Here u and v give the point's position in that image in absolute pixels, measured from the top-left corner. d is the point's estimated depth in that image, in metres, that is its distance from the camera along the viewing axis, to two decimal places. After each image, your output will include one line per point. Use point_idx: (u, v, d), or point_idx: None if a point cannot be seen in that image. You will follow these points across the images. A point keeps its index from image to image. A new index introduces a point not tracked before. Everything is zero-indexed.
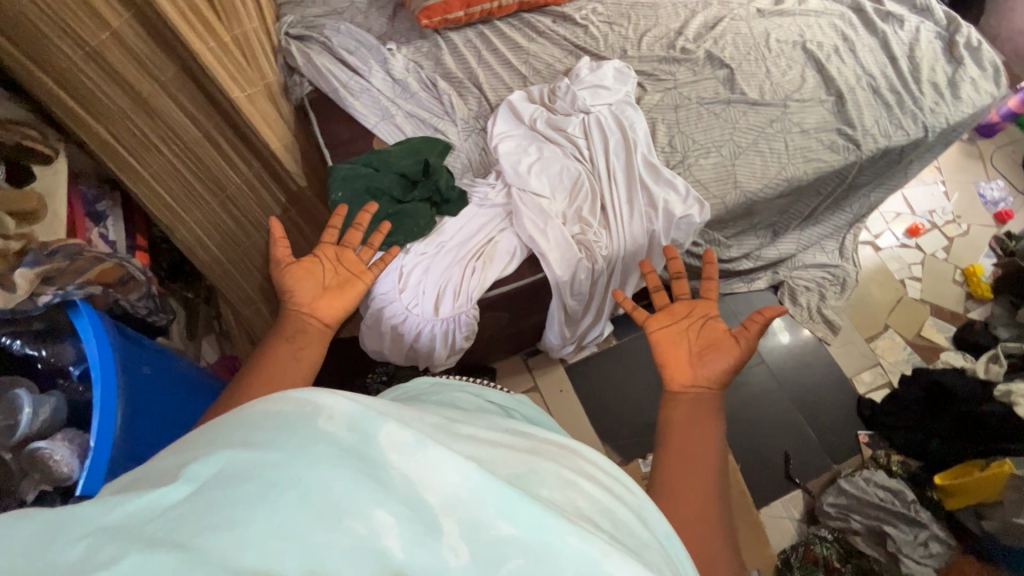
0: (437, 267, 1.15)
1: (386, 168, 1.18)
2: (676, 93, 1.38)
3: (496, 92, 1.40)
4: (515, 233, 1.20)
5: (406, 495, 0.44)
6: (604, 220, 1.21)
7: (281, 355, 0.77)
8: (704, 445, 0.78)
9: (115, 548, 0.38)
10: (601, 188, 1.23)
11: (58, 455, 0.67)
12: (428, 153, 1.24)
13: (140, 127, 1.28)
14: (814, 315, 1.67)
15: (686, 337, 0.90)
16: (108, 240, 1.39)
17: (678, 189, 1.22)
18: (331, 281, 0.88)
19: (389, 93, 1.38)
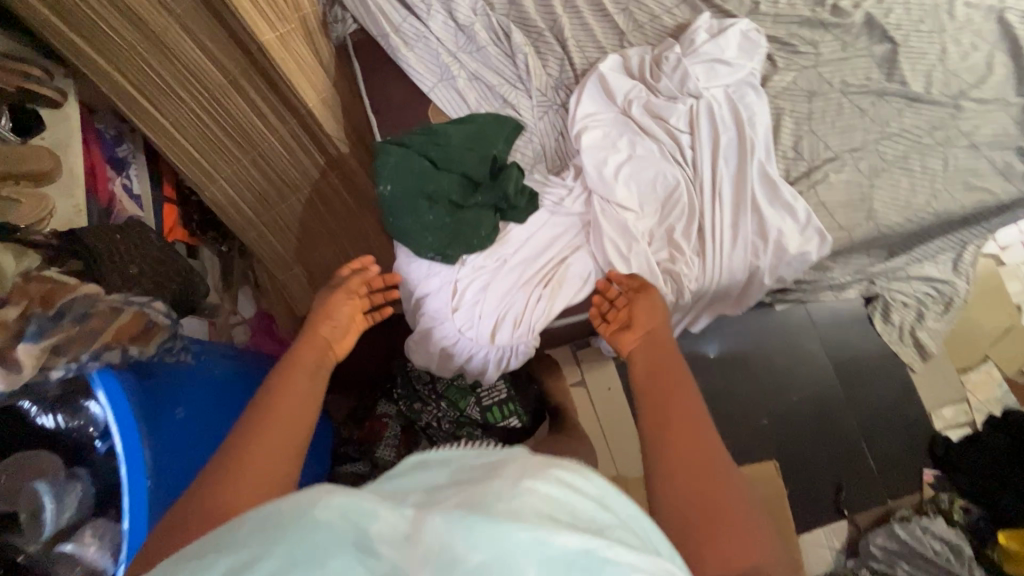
0: (496, 287, 1.00)
1: (447, 163, 0.98)
2: (814, 75, 1.08)
3: (583, 53, 1.11)
4: (592, 252, 1.01)
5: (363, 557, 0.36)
6: (699, 245, 1.01)
7: (301, 367, 0.74)
8: (678, 386, 0.70)
9: None
10: (701, 204, 1.01)
11: (89, 557, 0.65)
12: (495, 140, 1.02)
13: (156, 69, 1.09)
14: (904, 337, 1.45)
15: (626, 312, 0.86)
16: (132, 193, 1.26)
17: (797, 216, 1.00)
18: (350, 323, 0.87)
19: (450, 43, 1.11)
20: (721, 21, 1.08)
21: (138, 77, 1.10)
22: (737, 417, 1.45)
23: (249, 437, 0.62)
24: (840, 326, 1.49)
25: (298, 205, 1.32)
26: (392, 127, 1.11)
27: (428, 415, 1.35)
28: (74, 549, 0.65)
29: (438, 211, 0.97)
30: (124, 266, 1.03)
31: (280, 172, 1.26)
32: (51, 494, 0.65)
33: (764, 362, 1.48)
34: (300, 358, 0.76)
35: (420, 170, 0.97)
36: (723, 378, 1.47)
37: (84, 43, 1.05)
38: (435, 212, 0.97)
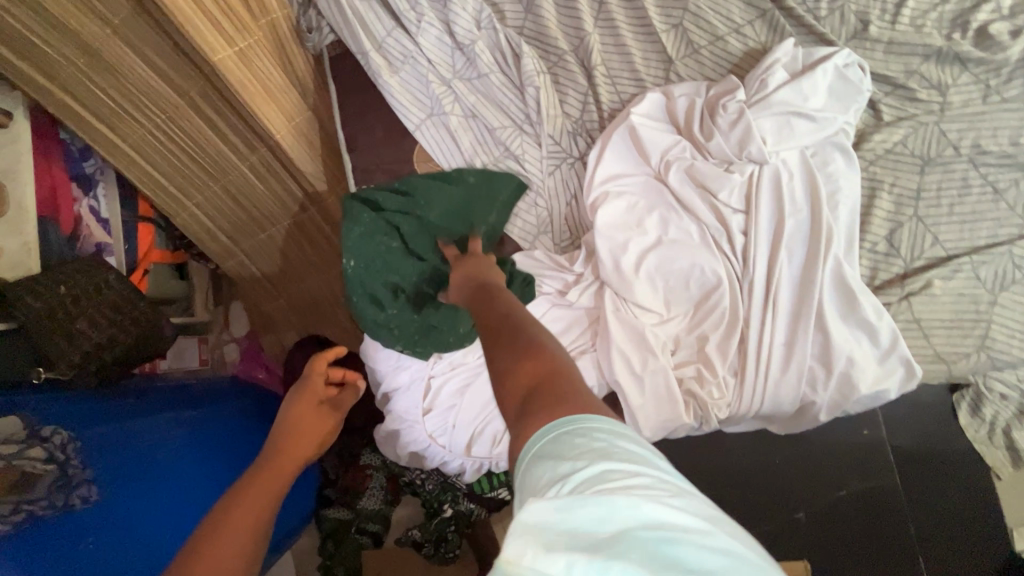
0: (476, 392, 0.82)
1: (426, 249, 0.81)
2: (933, 134, 0.78)
3: (614, 86, 0.86)
4: (597, 360, 0.80)
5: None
6: (738, 362, 0.78)
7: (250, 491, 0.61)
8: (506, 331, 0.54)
9: None
10: (746, 311, 0.77)
11: None
12: (482, 216, 0.83)
13: (101, 88, 0.92)
14: (995, 437, 1.18)
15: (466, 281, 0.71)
16: (100, 217, 1.13)
17: (877, 339, 0.75)
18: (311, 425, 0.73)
19: (445, 66, 0.88)
20: (808, 52, 0.78)
21: (85, 97, 0.94)
22: (767, 504, 1.25)
23: None
24: (913, 412, 1.23)
25: (277, 236, 1.16)
26: (369, 168, 0.89)
27: (412, 471, 1.21)
28: None
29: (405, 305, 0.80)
30: (68, 325, 0.92)
31: (255, 203, 1.09)
32: None
33: (810, 446, 1.25)
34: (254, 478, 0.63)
35: (391, 253, 0.80)
36: (755, 458, 1.26)
37: (17, 57, 0.89)
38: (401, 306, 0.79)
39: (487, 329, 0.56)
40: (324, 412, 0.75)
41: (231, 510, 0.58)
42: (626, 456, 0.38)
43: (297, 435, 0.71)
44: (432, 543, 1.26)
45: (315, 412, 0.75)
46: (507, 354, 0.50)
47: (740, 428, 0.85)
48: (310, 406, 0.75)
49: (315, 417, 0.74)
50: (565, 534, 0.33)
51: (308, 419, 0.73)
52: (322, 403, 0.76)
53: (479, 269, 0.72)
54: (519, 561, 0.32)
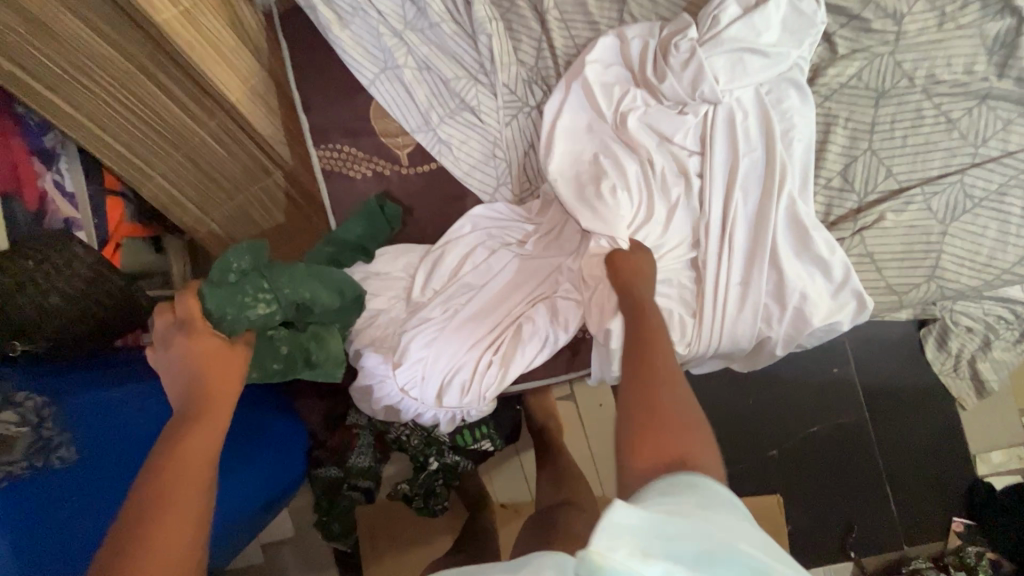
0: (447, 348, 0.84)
1: (271, 305, 0.67)
2: (889, 64, 0.77)
3: (568, 30, 0.84)
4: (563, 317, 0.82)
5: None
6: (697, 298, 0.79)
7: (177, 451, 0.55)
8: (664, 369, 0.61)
9: None
10: (703, 247, 0.78)
11: None
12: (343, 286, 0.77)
13: (46, 55, 0.88)
14: (962, 368, 1.22)
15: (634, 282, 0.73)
16: (65, 191, 1.13)
17: (829, 274, 0.76)
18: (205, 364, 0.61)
19: (395, 17, 0.86)
20: None
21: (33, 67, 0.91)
22: (744, 445, 1.28)
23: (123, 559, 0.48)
24: (879, 348, 1.27)
25: (247, 204, 1.16)
26: (325, 127, 0.88)
27: (397, 427, 1.23)
28: None
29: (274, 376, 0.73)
30: (39, 300, 0.92)
31: (220, 171, 1.09)
32: None
33: (784, 386, 1.28)
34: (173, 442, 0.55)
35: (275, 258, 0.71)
36: (731, 401, 1.28)
37: None
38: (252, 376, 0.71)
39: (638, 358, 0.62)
40: (223, 351, 0.62)
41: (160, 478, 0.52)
42: (719, 509, 0.44)
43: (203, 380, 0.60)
44: (421, 496, 1.30)
45: (211, 355, 0.62)
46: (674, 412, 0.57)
47: (704, 367, 0.87)
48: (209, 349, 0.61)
49: (218, 361, 0.62)
50: (662, 540, 0.36)
51: (209, 366, 0.61)
52: (210, 332, 0.62)
53: (645, 267, 0.75)
54: (613, 554, 0.34)
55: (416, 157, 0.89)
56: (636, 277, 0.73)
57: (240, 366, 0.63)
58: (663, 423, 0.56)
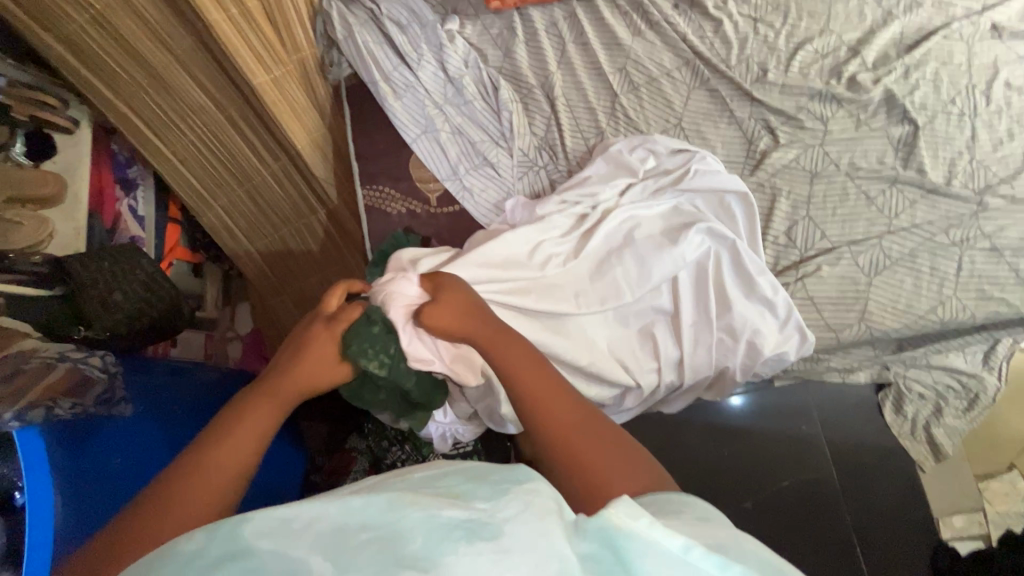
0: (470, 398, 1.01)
1: (384, 374, 0.80)
2: (819, 153, 1.00)
3: (572, 113, 1.07)
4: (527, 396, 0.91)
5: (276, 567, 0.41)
6: (647, 335, 0.93)
7: (255, 417, 0.70)
8: (566, 414, 0.71)
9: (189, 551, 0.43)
10: (623, 303, 0.91)
11: None
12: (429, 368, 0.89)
13: (158, 103, 1.13)
14: (918, 434, 1.33)
15: (480, 328, 0.78)
16: (136, 214, 1.31)
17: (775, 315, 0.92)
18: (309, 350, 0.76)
19: (438, 95, 1.10)
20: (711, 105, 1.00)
21: (145, 111, 1.15)
22: (720, 497, 1.35)
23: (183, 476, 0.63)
24: (843, 410, 1.38)
25: (287, 236, 1.35)
26: (372, 172, 1.09)
27: (393, 453, 1.30)
28: None
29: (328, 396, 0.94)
30: (105, 295, 1.06)
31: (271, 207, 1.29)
32: None
33: (756, 441, 1.38)
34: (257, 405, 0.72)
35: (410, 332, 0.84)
36: (706, 452, 1.37)
37: (92, 77, 1.10)
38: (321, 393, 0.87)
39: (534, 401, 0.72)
40: (329, 356, 0.77)
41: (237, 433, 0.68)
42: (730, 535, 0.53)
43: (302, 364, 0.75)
44: None
45: (324, 347, 0.77)
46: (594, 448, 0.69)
47: (677, 402, 1.00)
48: (319, 352, 0.76)
49: (321, 356, 0.77)
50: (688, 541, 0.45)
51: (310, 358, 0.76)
52: (330, 343, 0.77)
53: (461, 304, 0.79)
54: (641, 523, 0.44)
55: (443, 200, 1.08)
56: (478, 319, 0.78)
57: (335, 371, 0.77)
58: (593, 464, 0.68)
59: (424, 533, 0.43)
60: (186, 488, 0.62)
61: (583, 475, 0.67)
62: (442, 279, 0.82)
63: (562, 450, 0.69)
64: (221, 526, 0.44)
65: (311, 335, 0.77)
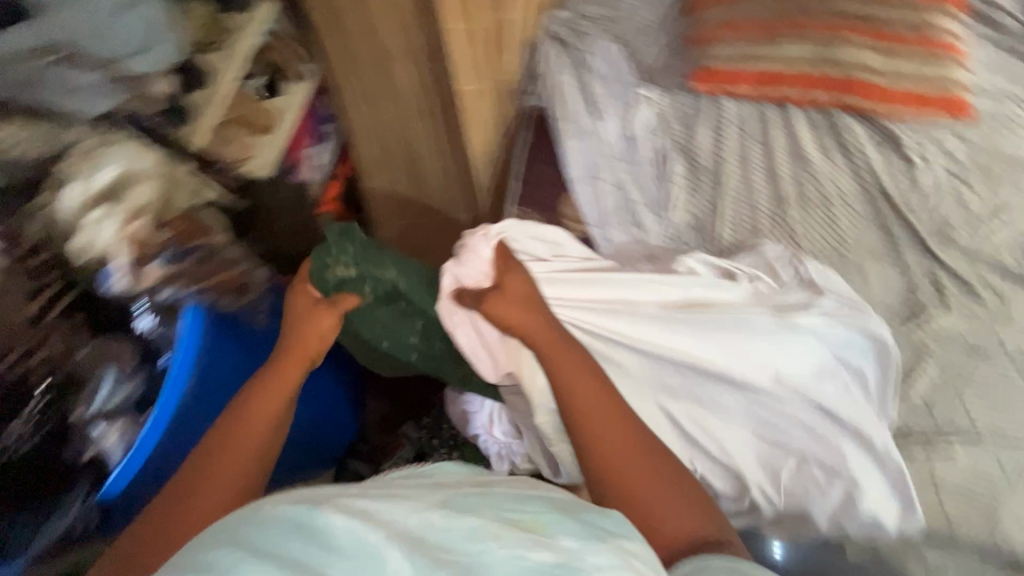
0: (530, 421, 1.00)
1: (354, 274, 0.83)
2: (988, 332, 0.93)
3: (735, 206, 1.08)
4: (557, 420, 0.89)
5: (356, 551, 0.45)
6: (741, 449, 0.87)
7: (255, 405, 0.68)
8: (619, 445, 0.68)
9: (272, 525, 0.47)
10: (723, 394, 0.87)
11: (106, 439, 0.76)
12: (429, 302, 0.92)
13: (375, 82, 1.31)
14: None
15: (536, 329, 0.75)
16: (316, 163, 1.44)
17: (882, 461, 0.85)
18: (303, 329, 0.75)
19: (613, 148, 1.15)
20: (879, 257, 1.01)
21: (363, 86, 1.34)
22: None
23: (192, 483, 0.62)
24: None
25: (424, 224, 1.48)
26: (530, 197, 1.18)
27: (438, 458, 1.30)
28: (100, 430, 0.76)
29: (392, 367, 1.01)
30: None
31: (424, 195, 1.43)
32: (108, 383, 0.77)
33: None
34: (255, 394, 0.70)
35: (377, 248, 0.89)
36: None
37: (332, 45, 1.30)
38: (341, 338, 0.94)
39: (584, 416, 0.70)
40: (324, 325, 0.76)
41: (241, 423, 0.67)
42: None
43: (296, 346, 0.74)
44: None
45: (315, 323, 0.75)
46: (658, 480, 0.67)
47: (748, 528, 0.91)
48: (314, 322, 0.75)
49: (314, 334, 0.75)
50: None
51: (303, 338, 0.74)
52: (321, 310, 0.77)
53: (526, 297, 0.78)
54: None
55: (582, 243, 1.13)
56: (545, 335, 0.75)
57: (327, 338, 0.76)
58: (646, 500, 0.66)
59: (506, 564, 0.45)
60: (204, 479, 0.62)
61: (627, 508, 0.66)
62: (508, 262, 0.83)
63: (618, 478, 0.66)
64: (310, 505, 0.49)
65: (298, 307, 0.77)
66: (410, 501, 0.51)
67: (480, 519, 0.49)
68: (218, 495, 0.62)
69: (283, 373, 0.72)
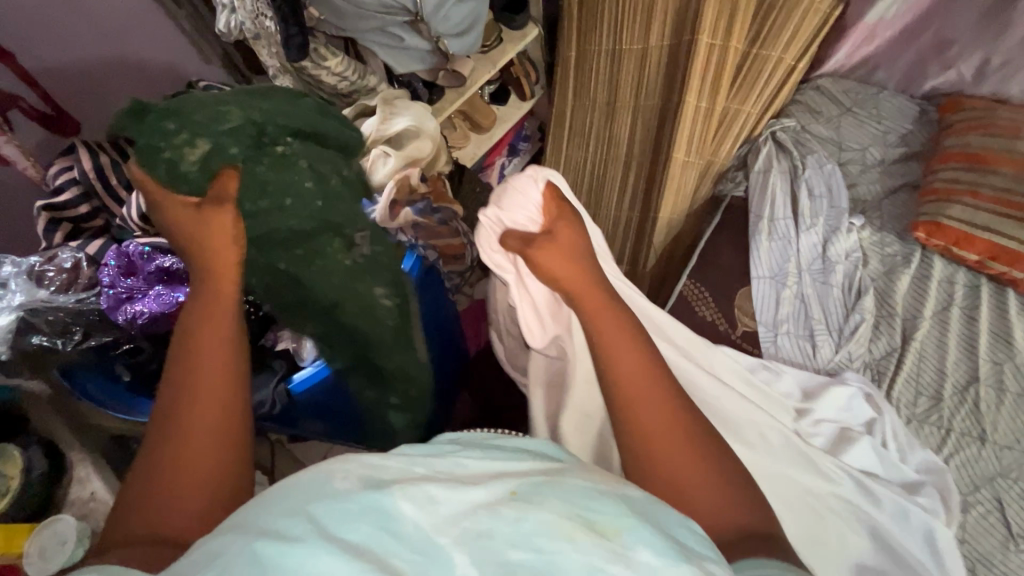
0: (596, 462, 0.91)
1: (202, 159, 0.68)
2: None
3: (919, 361, 1.03)
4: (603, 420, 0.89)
5: (423, 546, 0.39)
6: None
7: (195, 337, 0.55)
8: (664, 425, 0.59)
9: (334, 492, 0.42)
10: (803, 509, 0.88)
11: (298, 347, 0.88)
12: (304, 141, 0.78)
13: (595, 122, 1.41)
14: None
15: (577, 267, 0.75)
16: (501, 172, 1.55)
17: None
18: (209, 233, 0.60)
19: (805, 261, 1.15)
20: None
21: (579, 119, 1.45)
22: None
23: (162, 464, 0.49)
24: None
25: None
26: (706, 273, 1.19)
27: None
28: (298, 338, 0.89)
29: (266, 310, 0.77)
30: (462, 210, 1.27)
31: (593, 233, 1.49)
32: None
33: None
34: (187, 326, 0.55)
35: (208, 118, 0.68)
36: None
37: (572, 78, 1.43)
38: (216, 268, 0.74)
39: (625, 392, 0.61)
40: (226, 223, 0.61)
41: (188, 365, 0.53)
42: None
43: (211, 262, 0.59)
44: None
45: (218, 226, 0.60)
46: (704, 487, 0.56)
47: None
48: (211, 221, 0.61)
49: (219, 239, 0.60)
50: None
51: (217, 246, 0.59)
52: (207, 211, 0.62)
53: (566, 249, 0.77)
54: None
55: (745, 337, 1.12)
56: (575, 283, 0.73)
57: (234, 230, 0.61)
58: (692, 491, 0.56)
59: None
60: (177, 442, 0.50)
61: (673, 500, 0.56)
62: (563, 208, 0.83)
63: (659, 474, 0.57)
64: (373, 484, 0.42)
65: (200, 221, 0.61)
66: (481, 484, 0.43)
67: (561, 521, 0.40)
68: (203, 450, 0.50)
69: (212, 294, 0.58)
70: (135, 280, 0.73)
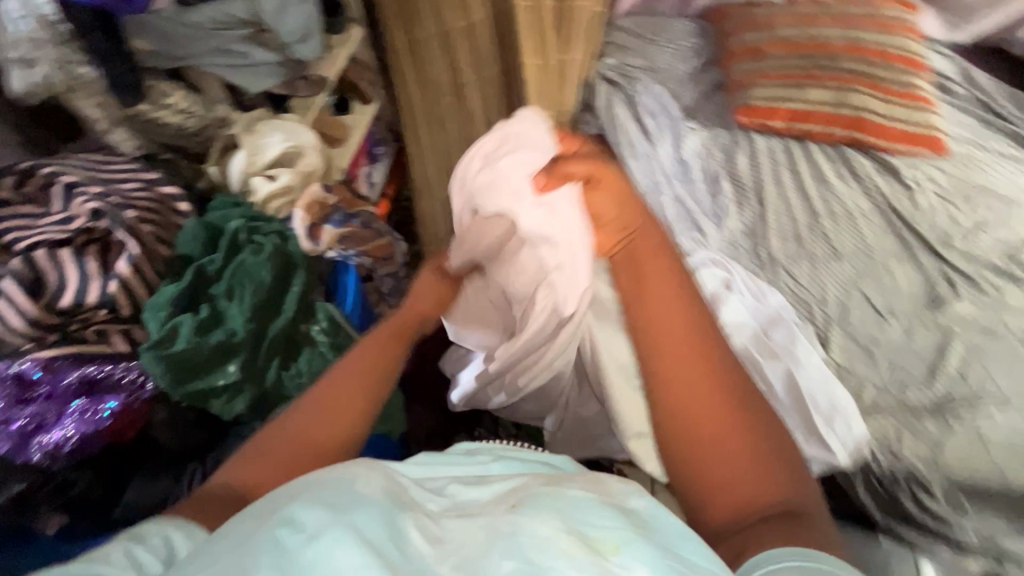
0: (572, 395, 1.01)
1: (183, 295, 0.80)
2: (994, 317, 1.11)
3: (777, 216, 1.25)
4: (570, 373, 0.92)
5: (422, 566, 0.39)
6: None
7: (370, 363, 0.75)
8: (702, 399, 0.62)
9: (354, 490, 0.44)
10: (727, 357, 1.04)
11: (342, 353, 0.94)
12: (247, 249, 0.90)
13: (446, 105, 1.46)
14: None
15: (625, 227, 0.78)
16: (370, 180, 1.48)
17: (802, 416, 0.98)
18: (423, 292, 0.94)
19: (668, 169, 1.32)
20: (903, 257, 1.19)
21: (429, 108, 1.48)
22: None
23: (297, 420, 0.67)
24: None
25: None
26: None
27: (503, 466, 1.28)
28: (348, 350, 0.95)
29: (180, 383, 0.77)
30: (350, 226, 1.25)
31: None
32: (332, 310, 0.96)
33: None
34: (364, 353, 0.76)
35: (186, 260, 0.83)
36: None
37: (409, 67, 1.43)
38: (146, 351, 0.74)
39: (669, 362, 0.65)
40: (431, 288, 0.95)
41: (351, 381, 0.71)
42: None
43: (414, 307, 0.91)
44: None
45: (434, 287, 0.95)
46: (741, 463, 0.59)
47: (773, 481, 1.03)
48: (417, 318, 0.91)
49: (427, 295, 0.93)
50: None
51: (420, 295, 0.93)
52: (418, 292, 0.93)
53: (613, 207, 0.79)
54: None
55: None
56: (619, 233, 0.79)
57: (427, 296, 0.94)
58: (718, 467, 0.59)
59: None
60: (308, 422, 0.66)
61: (704, 472, 0.60)
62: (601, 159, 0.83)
63: (700, 442, 0.61)
64: (394, 500, 0.44)
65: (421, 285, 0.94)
66: (484, 509, 0.45)
67: (553, 530, 0.40)
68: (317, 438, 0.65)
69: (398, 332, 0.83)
70: (40, 404, 0.69)
